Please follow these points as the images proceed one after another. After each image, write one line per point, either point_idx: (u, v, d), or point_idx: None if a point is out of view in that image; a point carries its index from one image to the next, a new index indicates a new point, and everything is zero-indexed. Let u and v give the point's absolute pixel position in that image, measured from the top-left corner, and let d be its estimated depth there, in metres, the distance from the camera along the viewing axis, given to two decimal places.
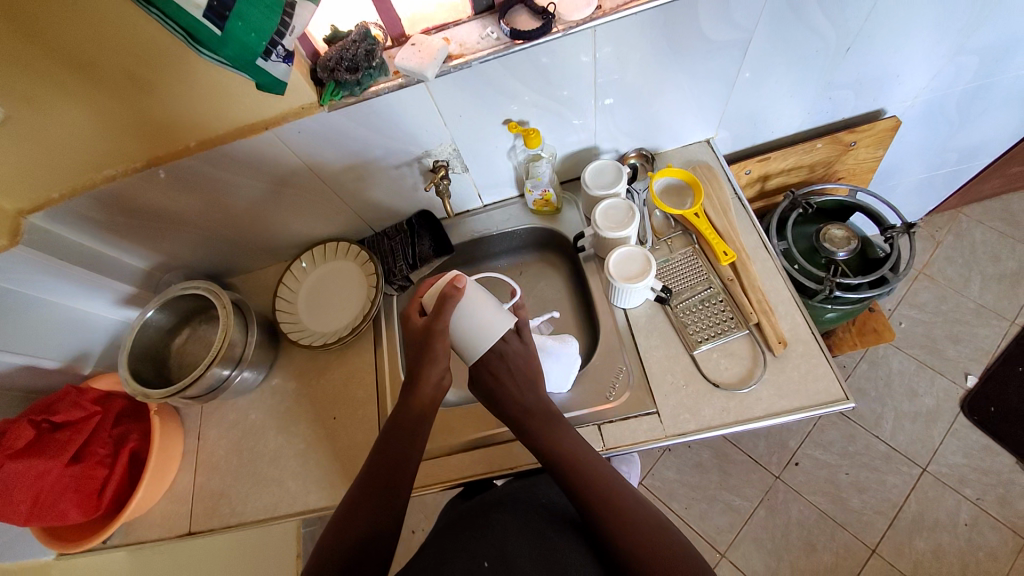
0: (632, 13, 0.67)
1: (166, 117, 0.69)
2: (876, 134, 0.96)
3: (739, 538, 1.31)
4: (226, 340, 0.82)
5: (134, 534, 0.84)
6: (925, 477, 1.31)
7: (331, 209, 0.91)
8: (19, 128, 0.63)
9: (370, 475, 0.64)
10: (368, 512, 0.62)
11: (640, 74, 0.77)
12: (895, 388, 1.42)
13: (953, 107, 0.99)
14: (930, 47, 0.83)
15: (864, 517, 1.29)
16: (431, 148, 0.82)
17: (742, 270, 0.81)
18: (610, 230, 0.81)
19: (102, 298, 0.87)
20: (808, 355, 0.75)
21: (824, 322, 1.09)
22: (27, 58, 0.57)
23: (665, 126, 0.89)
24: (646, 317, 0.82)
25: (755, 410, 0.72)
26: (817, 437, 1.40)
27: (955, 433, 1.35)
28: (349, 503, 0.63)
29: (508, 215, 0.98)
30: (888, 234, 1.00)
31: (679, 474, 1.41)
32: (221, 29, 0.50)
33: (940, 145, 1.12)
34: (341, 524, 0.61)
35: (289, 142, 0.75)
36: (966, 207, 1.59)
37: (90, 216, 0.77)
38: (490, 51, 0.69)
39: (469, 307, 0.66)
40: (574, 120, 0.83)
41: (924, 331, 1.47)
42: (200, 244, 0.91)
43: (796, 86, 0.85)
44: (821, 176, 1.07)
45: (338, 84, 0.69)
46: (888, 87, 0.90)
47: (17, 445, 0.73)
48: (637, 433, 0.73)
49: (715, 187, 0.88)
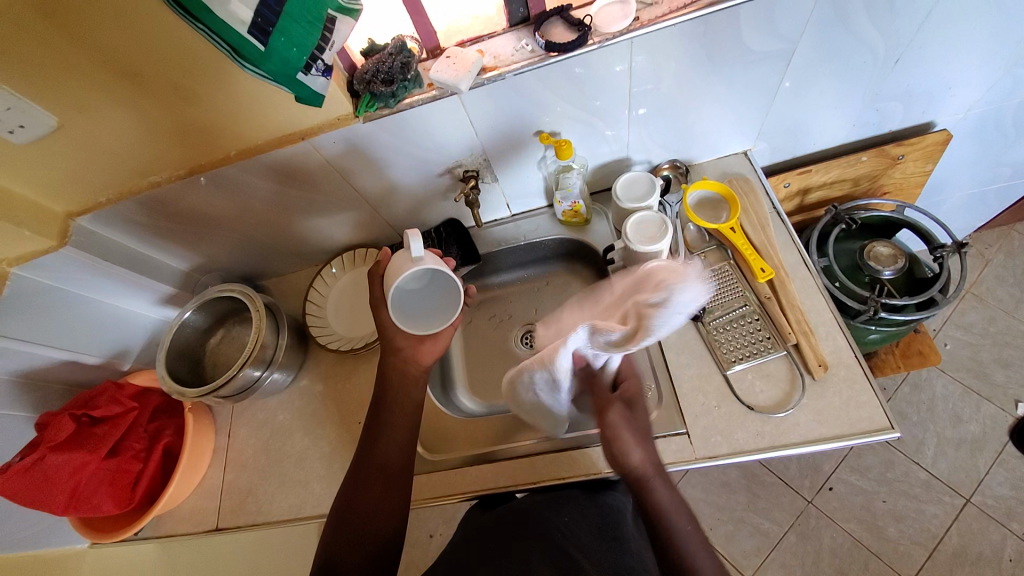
0: (670, 25, 0.66)
1: (208, 126, 0.71)
2: (924, 149, 0.92)
3: (766, 563, 1.26)
4: (258, 343, 0.83)
5: (166, 527, 0.86)
6: (969, 509, 1.24)
7: (363, 216, 0.93)
8: (72, 135, 0.66)
9: (361, 478, 0.66)
10: (368, 517, 0.64)
11: (677, 85, 0.75)
12: (937, 413, 1.35)
13: (1011, 121, 0.94)
14: (988, 58, 0.78)
15: (901, 548, 1.22)
16: (462, 158, 0.82)
17: (781, 288, 0.78)
18: (641, 244, 0.79)
19: (143, 297, 0.90)
20: (850, 380, 0.71)
21: (865, 343, 1.03)
22: (81, 68, 0.60)
23: (701, 138, 0.87)
24: (676, 333, 0.80)
25: (791, 436, 0.69)
26: (853, 461, 1.34)
27: (1003, 463, 1.27)
28: (341, 506, 0.65)
29: (537, 225, 0.97)
30: (937, 253, 0.94)
31: (705, 493, 1.37)
32: (263, 45, 0.51)
33: (994, 160, 1.05)
34: (344, 534, 0.62)
35: (324, 151, 0.76)
36: (1019, 224, 1.50)
37: (134, 219, 0.80)
38: (524, 63, 0.68)
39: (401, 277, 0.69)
40: (606, 130, 0.82)
41: (971, 354, 1.39)
42: (236, 247, 0.94)
43: (840, 99, 0.82)
44: (865, 191, 1.02)
45: (373, 96, 0.70)
46: (940, 100, 0.86)
47: (59, 438, 0.75)
48: (666, 454, 0.71)
49: (752, 201, 0.85)
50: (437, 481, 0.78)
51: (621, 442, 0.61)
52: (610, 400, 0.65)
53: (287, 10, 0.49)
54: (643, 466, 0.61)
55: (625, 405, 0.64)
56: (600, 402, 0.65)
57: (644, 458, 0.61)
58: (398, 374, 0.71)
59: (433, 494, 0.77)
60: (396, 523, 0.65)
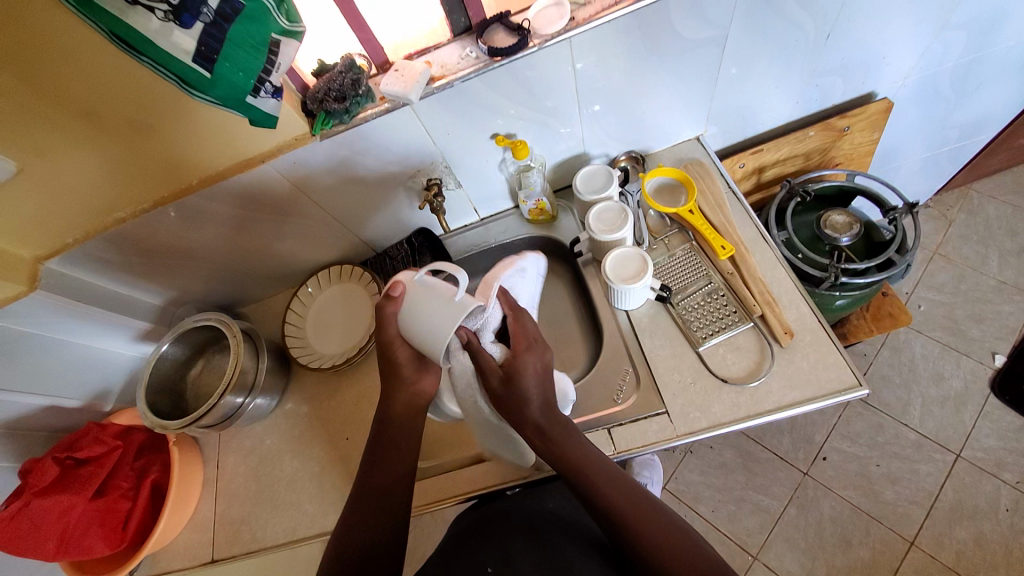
0: (606, 22, 0.69)
1: (168, 158, 0.72)
2: (868, 118, 0.96)
3: (771, 539, 1.27)
4: (237, 368, 0.84)
5: (161, 564, 0.85)
6: (960, 463, 1.27)
7: (333, 234, 0.94)
8: (32, 178, 0.67)
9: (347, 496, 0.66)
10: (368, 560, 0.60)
11: (622, 78, 0.78)
12: (919, 373, 1.38)
13: (947, 85, 0.98)
14: (913, 27, 0.83)
15: (900, 510, 1.24)
16: (423, 167, 0.85)
17: (742, 263, 0.80)
18: (604, 233, 0.81)
19: (120, 335, 0.90)
20: (816, 344, 0.73)
21: (834, 310, 1.06)
22: (35, 111, 0.61)
23: (653, 127, 0.90)
24: (648, 317, 0.82)
25: (766, 403, 0.71)
26: (843, 429, 1.36)
27: (987, 415, 1.30)
28: (336, 551, 0.61)
29: (506, 226, 0.99)
30: (890, 215, 0.98)
31: (703, 476, 1.38)
32: (209, 72, 0.53)
33: (939, 123, 1.10)
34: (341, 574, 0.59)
35: (286, 172, 0.78)
36: (976, 183, 1.56)
37: (104, 257, 0.81)
38: (470, 69, 0.71)
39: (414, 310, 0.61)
40: (561, 128, 0.84)
41: (944, 312, 1.43)
42: (210, 277, 0.95)
43: (781, 78, 0.86)
44: (818, 163, 1.06)
45: (328, 113, 0.72)
46: (876, 70, 0.90)
47: (42, 482, 0.75)
48: (648, 435, 0.73)
49: (708, 182, 0.88)
50: (428, 488, 0.79)
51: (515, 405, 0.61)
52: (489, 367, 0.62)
53: (229, 37, 0.52)
54: (539, 420, 0.62)
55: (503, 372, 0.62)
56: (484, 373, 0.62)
57: (542, 416, 0.62)
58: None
59: (424, 502, 0.78)
60: (395, 555, 0.62)
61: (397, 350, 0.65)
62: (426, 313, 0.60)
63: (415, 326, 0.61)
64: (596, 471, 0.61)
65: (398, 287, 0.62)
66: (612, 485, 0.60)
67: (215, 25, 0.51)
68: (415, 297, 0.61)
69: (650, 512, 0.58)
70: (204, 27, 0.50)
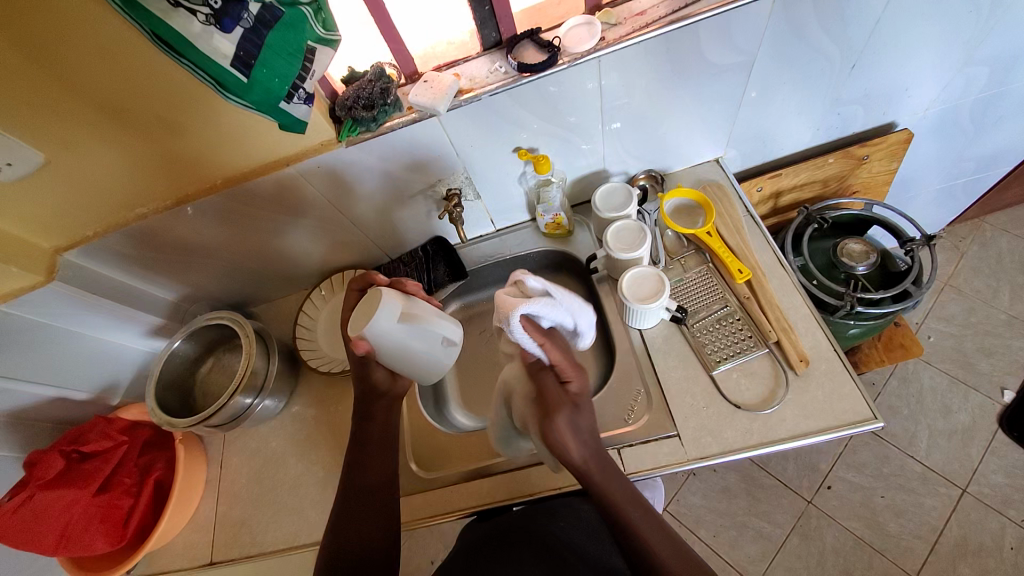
0: (635, 43, 0.70)
1: (192, 156, 0.73)
2: (888, 148, 0.96)
3: (772, 567, 1.25)
4: (247, 369, 0.84)
5: (158, 564, 0.85)
6: (966, 499, 1.25)
7: (349, 239, 0.94)
8: (58, 171, 0.68)
9: (354, 511, 0.65)
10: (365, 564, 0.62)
11: (646, 99, 0.79)
12: (927, 405, 1.37)
13: (966, 118, 0.99)
14: (937, 61, 0.83)
15: (904, 543, 1.22)
16: (444, 177, 0.85)
17: (759, 288, 0.80)
18: (621, 251, 0.82)
19: (132, 330, 0.90)
20: (831, 373, 0.73)
21: (847, 338, 1.06)
22: (68, 107, 0.62)
23: (673, 148, 0.90)
24: (661, 337, 0.82)
25: (778, 431, 0.70)
26: (848, 458, 1.35)
27: (995, 451, 1.29)
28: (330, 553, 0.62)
29: (521, 239, 1.00)
30: (908, 246, 0.98)
31: (705, 500, 1.37)
32: (247, 77, 0.54)
33: (955, 156, 1.10)
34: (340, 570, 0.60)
35: (309, 176, 0.78)
36: (989, 216, 1.56)
37: (121, 251, 0.81)
38: (498, 84, 0.72)
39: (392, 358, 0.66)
40: (582, 145, 0.85)
41: (954, 344, 1.42)
42: (224, 275, 0.95)
43: (803, 105, 0.86)
44: (835, 191, 1.06)
45: (356, 121, 0.73)
46: (898, 101, 0.90)
47: (48, 475, 0.75)
48: (659, 457, 0.72)
49: (727, 205, 0.88)
50: (432, 500, 0.78)
51: (562, 441, 0.61)
52: (558, 399, 0.62)
53: (268, 43, 0.53)
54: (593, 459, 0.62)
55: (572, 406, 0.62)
56: (547, 401, 0.61)
57: (586, 454, 0.62)
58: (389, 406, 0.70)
59: (427, 513, 0.77)
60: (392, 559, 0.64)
61: (375, 371, 0.70)
62: (404, 344, 0.65)
63: (392, 359, 0.67)
64: (633, 508, 0.60)
65: (361, 344, 0.62)
66: (646, 519, 0.60)
67: (255, 30, 0.52)
68: (383, 344, 0.63)
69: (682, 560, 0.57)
70: (243, 31, 0.51)
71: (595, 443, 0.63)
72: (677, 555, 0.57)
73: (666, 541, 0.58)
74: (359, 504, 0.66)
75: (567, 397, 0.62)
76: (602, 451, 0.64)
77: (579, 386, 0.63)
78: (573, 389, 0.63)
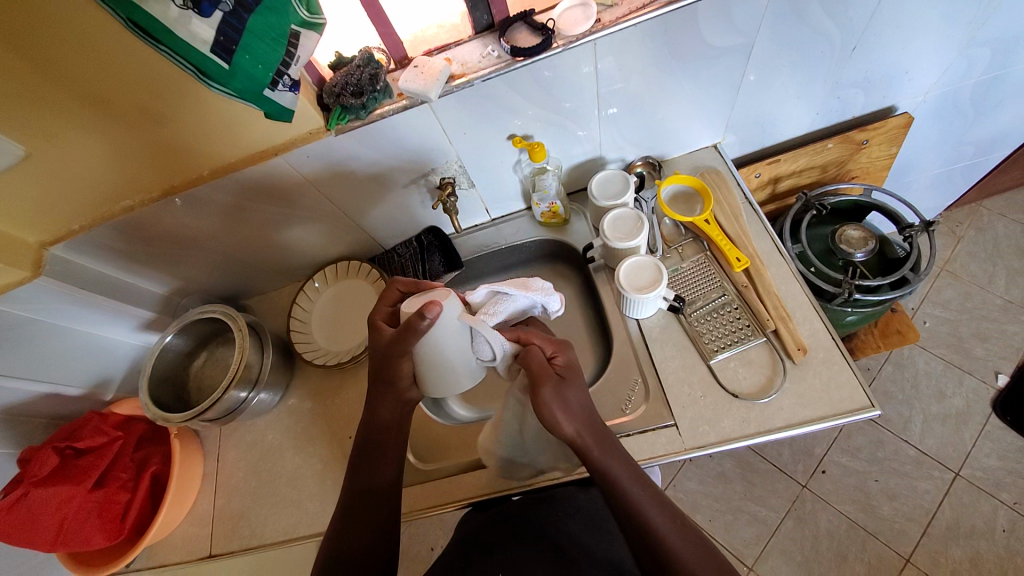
0: (632, 25, 0.67)
1: (178, 146, 0.71)
2: (888, 132, 0.94)
3: (767, 550, 1.27)
4: (241, 363, 0.83)
5: (157, 557, 0.85)
6: (959, 482, 1.26)
7: (342, 230, 0.93)
8: (39, 163, 0.66)
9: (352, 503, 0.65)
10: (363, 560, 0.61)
11: (643, 83, 0.77)
12: (921, 390, 1.38)
13: (967, 102, 0.97)
14: (939, 43, 0.81)
15: (897, 525, 1.24)
16: (437, 166, 0.83)
17: (757, 276, 0.80)
18: (617, 241, 0.81)
19: (123, 324, 0.89)
20: (829, 361, 0.73)
21: (845, 325, 1.06)
22: (46, 95, 0.59)
23: (670, 134, 0.89)
24: (659, 327, 0.81)
25: (776, 420, 0.70)
26: (844, 443, 1.36)
27: (988, 435, 1.30)
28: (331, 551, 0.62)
29: (516, 228, 0.98)
30: (907, 233, 0.97)
31: (701, 485, 1.38)
32: (228, 63, 0.52)
33: (955, 140, 1.09)
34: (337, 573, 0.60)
35: (298, 166, 0.76)
36: (986, 201, 1.55)
37: (109, 245, 0.80)
38: (491, 69, 0.70)
39: (437, 349, 0.62)
40: (578, 131, 0.83)
41: (950, 329, 1.43)
42: (215, 268, 0.93)
43: (803, 89, 0.84)
44: (834, 176, 1.05)
45: (344, 108, 0.71)
46: (898, 84, 0.89)
47: (41, 473, 0.74)
48: (656, 446, 0.72)
49: (725, 192, 0.87)
50: (431, 491, 0.78)
51: (556, 418, 0.60)
52: (545, 373, 0.62)
53: (249, 27, 0.51)
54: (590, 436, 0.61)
55: (558, 378, 0.62)
56: (534, 374, 0.62)
57: (581, 429, 0.61)
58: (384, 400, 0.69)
59: (425, 504, 0.77)
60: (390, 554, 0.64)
61: (402, 361, 0.62)
62: (453, 350, 0.63)
63: (434, 351, 0.62)
64: (637, 486, 0.60)
65: (433, 309, 0.58)
66: (650, 500, 0.59)
67: (235, 14, 0.50)
68: (444, 330, 0.61)
69: (692, 544, 0.56)
70: (223, 15, 0.49)
71: (585, 415, 0.63)
72: (676, 526, 0.58)
73: (666, 512, 0.59)
74: (356, 497, 0.65)
75: (553, 368, 0.63)
76: (593, 419, 0.63)
77: (563, 358, 0.66)
78: (559, 362, 0.65)
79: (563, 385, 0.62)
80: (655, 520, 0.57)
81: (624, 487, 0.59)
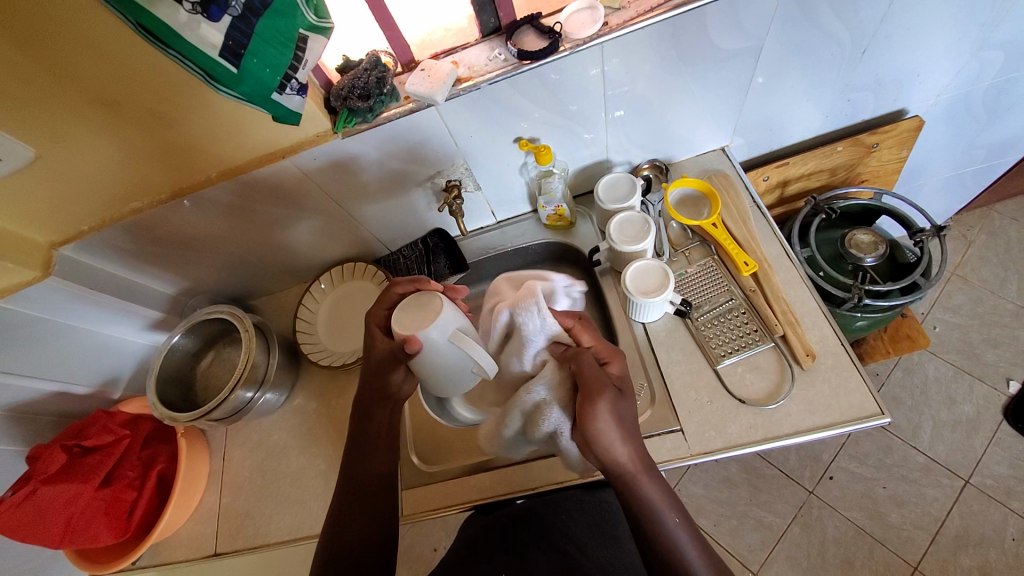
0: (640, 28, 0.67)
1: (187, 149, 0.71)
2: (899, 135, 0.93)
3: (772, 556, 1.26)
4: (248, 363, 0.83)
5: (163, 555, 0.85)
6: (968, 489, 1.24)
7: (348, 231, 0.93)
8: (50, 164, 0.66)
9: (355, 505, 0.65)
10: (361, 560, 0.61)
11: (650, 86, 0.76)
12: (931, 396, 1.36)
13: (980, 105, 0.96)
14: (951, 45, 0.80)
15: (904, 533, 1.22)
16: (443, 168, 0.83)
17: (765, 280, 0.79)
18: (624, 244, 0.80)
19: (131, 324, 0.90)
20: (838, 367, 0.72)
21: (853, 330, 1.05)
22: (57, 99, 0.60)
23: (678, 137, 0.88)
24: (665, 331, 0.80)
25: (782, 426, 0.69)
26: (851, 449, 1.34)
27: (998, 442, 1.28)
28: (329, 547, 0.62)
29: (522, 230, 0.98)
30: (917, 237, 0.96)
31: (706, 489, 1.37)
32: (236, 67, 0.52)
33: (967, 144, 1.08)
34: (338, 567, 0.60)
35: (305, 168, 0.76)
36: (999, 205, 1.53)
37: (118, 246, 0.80)
38: (497, 72, 0.70)
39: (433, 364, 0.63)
40: (584, 134, 0.83)
41: (960, 335, 1.41)
42: (223, 269, 0.94)
43: (812, 92, 0.84)
44: (843, 180, 1.04)
45: (351, 112, 0.71)
46: (909, 87, 0.88)
47: (50, 470, 0.75)
48: (661, 452, 0.71)
49: (733, 196, 0.86)
50: (434, 493, 0.78)
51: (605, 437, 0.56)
52: (600, 385, 0.58)
53: (257, 32, 0.51)
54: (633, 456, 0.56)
55: (616, 393, 0.58)
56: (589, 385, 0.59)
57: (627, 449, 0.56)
58: (386, 405, 0.69)
59: (429, 505, 0.77)
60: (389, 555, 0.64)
61: (394, 371, 0.67)
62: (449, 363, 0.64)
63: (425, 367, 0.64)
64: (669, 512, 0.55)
65: (414, 343, 0.60)
66: (681, 527, 0.55)
67: (243, 18, 0.50)
68: (434, 352, 0.62)
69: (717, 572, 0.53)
70: (231, 20, 0.49)
71: (636, 438, 0.58)
72: (705, 557, 0.54)
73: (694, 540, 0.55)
74: (360, 499, 0.65)
75: (608, 379, 0.60)
76: (643, 444, 0.58)
77: (618, 371, 0.62)
78: (615, 374, 0.62)
79: (619, 400, 0.58)
80: (686, 552, 0.53)
81: (654, 511, 0.55)
